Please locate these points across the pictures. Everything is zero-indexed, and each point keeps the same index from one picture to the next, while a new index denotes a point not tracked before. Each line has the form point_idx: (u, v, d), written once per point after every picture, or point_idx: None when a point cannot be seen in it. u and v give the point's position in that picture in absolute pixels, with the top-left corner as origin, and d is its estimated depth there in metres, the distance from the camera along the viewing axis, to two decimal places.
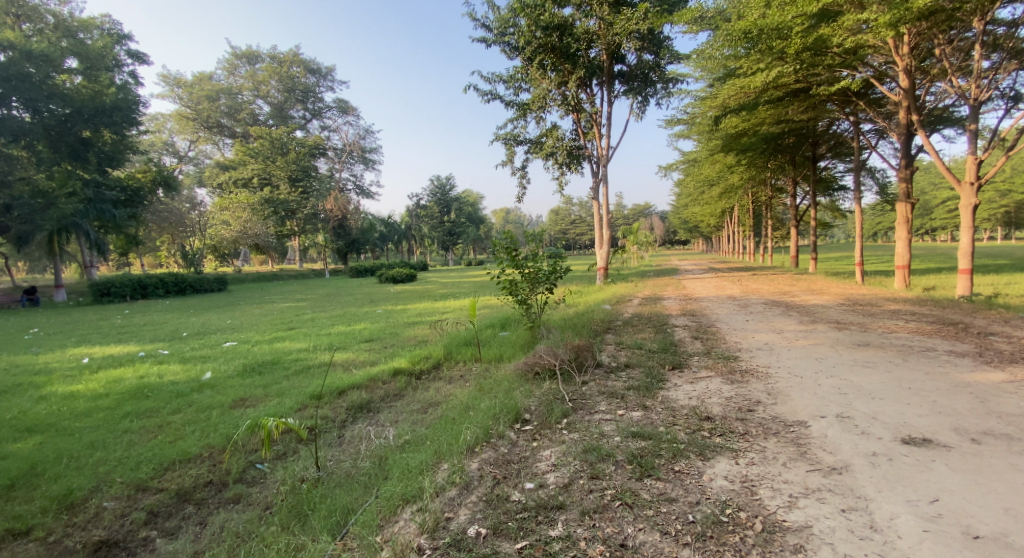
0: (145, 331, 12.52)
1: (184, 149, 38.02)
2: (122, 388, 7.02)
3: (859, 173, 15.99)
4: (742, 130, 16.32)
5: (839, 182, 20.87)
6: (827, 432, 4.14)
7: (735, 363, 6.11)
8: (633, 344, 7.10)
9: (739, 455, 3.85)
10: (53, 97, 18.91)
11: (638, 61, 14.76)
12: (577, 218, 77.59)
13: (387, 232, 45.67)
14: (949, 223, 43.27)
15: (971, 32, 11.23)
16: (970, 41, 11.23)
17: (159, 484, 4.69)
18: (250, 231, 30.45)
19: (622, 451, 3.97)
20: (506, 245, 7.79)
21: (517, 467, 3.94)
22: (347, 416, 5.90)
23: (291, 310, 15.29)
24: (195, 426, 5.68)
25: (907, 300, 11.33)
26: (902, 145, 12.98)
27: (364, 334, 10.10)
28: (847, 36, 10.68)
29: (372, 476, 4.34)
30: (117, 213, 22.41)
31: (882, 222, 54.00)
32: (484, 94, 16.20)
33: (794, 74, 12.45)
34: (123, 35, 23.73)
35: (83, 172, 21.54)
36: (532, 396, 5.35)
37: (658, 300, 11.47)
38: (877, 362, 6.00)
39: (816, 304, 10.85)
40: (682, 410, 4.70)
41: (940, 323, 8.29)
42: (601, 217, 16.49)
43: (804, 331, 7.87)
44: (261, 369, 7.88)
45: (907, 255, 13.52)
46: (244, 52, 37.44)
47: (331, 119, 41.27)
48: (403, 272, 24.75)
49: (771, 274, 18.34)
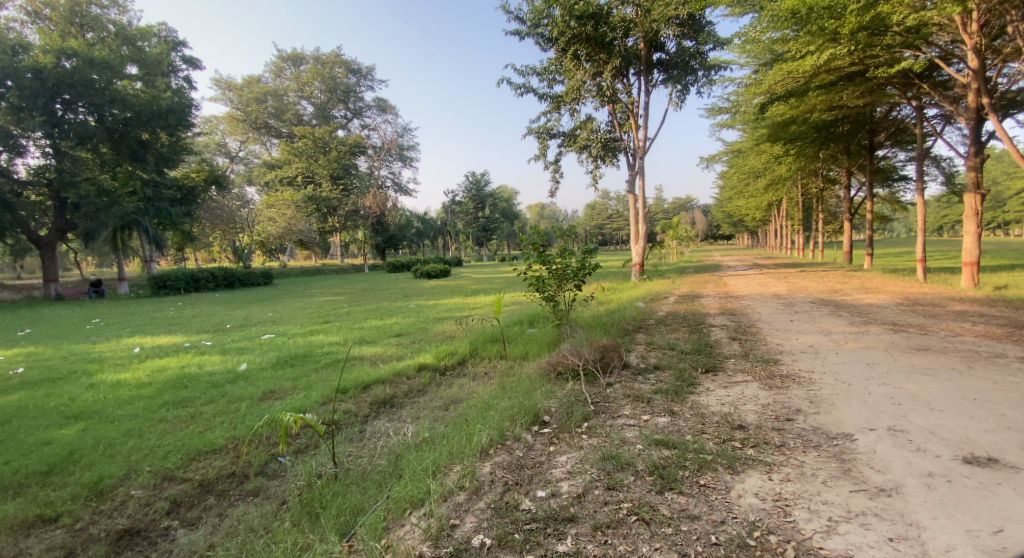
0: (193, 323, 12.97)
1: (235, 149, 39.53)
2: (163, 377, 7.19)
3: (922, 162, 14.91)
4: (790, 118, 15.48)
5: (899, 171, 19.59)
6: (876, 447, 3.76)
7: (776, 367, 5.70)
8: (665, 344, 6.76)
9: (774, 470, 3.51)
10: (115, 102, 19.62)
11: (678, 49, 14.24)
12: (614, 213, 76.38)
13: (424, 228, 46.17)
14: (1021, 215, 40.27)
15: None
16: None
17: (184, 475, 4.69)
18: (294, 228, 31.31)
19: (643, 461, 3.70)
20: (534, 241, 7.57)
21: (531, 473, 3.73)
22: (370, 410, 5.84)
23: (329, 304, 15.55)
24: (225, 417, 5.70)
25: (974, 300, 10.44)
26: (970, 131, 12.02)
27: (395, 329, 10.08)
28: (909, 14, 9.93)
29: (386, 474, 4.22)
30: (173, 211, 23.28)
31: (947, 216, 50.69)
32: (518, 88, 15.98)
33: (848, 57, 11.69)
34: (178, 41, 24.68)
35: (142, 172, 22.58)
36: (554, 397, 5.13)
37: (696, 298, 11.00)
38: (937, 370, 5.46)
39: (869, 304, 10.13)
40: (713, 417, 4.38)
41: (1011, 326, 7.56)
42: (637, 211, 16.05)
43: (855, 333, 7.33)
44: (294, 361, 7.94)
45: (975, 250, 12.51)
46: (289, 55, 38.55)
47: (371, 118, 41.87)
48: (437, 268, 24.92)
49: (821, 271, 17.39)
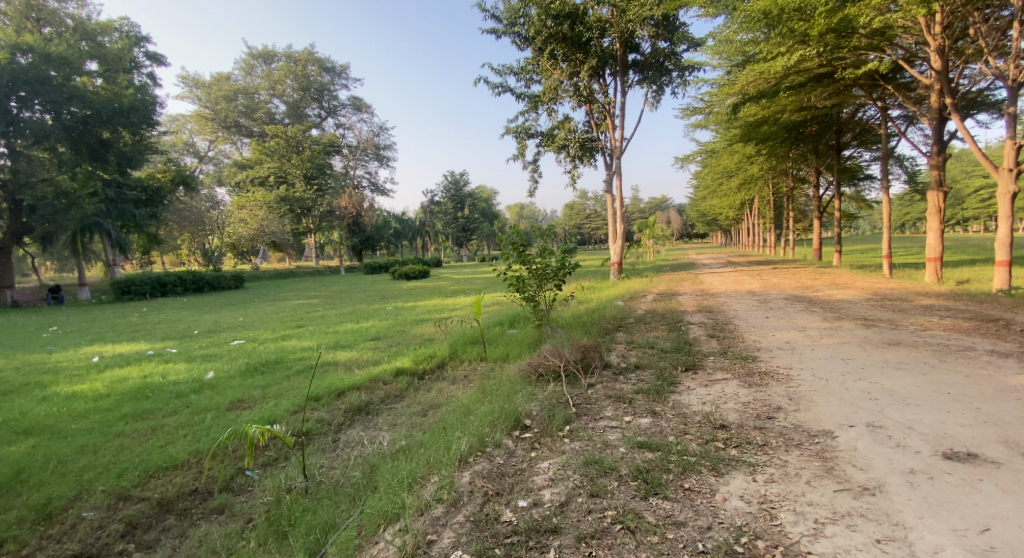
0: (158, 329, 12.51)
1: (204, 149, 38.50)
2: (123, 388, 6.86)
3: (887, 161, 15.26)
4: (762, 119, 15.73)
5: (865, 171, 20.06)
6: (857, 445, 3.74)
7: (754, 364, 5.69)
8: (645, 343, 6.72)
9: (758, 471, 3.46)
10: (73, 99, 18.89)
11: (653, 50, 14.28)
12: (592, 213, 76.67)
13: (401, 229, 45.73)
14: (979, 213, 41.77)
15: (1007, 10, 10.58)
16: (1006, 19, 10.57)
17: (141, 493, 4.43)
18: (267, 229, 30.61)
19: (627, 465, 3.61)
20: (513, 241, 7.47)
21: (512, 482, 3.62)
22: (344, 418, 5.65)
23: (302, 308, 15.18)
24: (189, 429, 5.44)
25: (940, 294, 10.69)
26: (933, 131, 12.31)
27: (371, 332, 9.85)
28: (874, 17, 10.14)
29: (360, 486, 4.06)
30: (138, 213, 22.39)
31: (910, 213, 52.32)
32: (495, 87, 15.86)
33: (817, 58, 11.88)
34: (141, 36, 23.86)
35: (103, 172, 21.65)
36: (534, 400, 5.02)
37: (673, 296, 11.04)
38: (910, 364, 5.52)
39: (841, 300, 10.30)
40: (695, 416, 4.33)
41: (977, 320, 7.74)
42: (615, 211, 16.07)
43: (828, 329, 7.41)
44: (264, 369, 7.66)
45: (939, 247, 12.84)
46: (260, 52, 37.77)
47: (346, 117, 41.21)
48: (416, 268, 24.66)
49: (793, 268, 17.68)
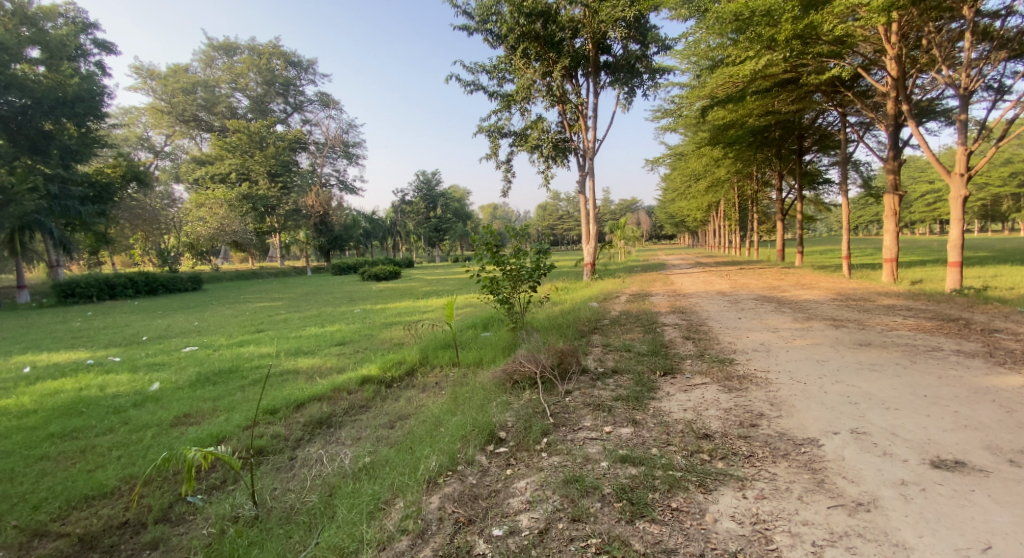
0: (101, 336, 11.72)
1: (160, 144, 36.86)
2: (54, 403, 6.36)
3: (845, 165, 15.51)
4: (729, 122, 15.79)
5: (824, 175, 20.49)
6: (844, 454, 3.60)
7: (732, 367, 5.55)
8: (622, 346, 6.53)
9: (746, 486, 3.30)
10: (11, 88, 18.10)
11: (624, 52, 14.21)
12: (564, 214, 77.03)
13: (371, 229, 44.85)
14: (925, 217, 43.68)
15: (956, 24, 10.86)
16: (956, 32, 10.84)
17: (61, 529, 4.09)
18: (227, 228, 29.35)
19: (610, 484, 3.39)
20: (487, 241, 7.20)
21: (486, 506, 3.36)
22: (303, 433, 5.30)
23: (263, 311, 14.52)
24: (125, 450, 5.08)
25: (900, 294, 10.90)
26: (890, 136, 12.52)
27: (336, 337, 9.40)
28: (838, 24, 10.24)
29: (317, 514, 3.83)
30: (84, 210, 21.04)
31: (864, 216, 54.34)
32: (467, 85, 15.53)
33: (783, 64, 11.94)
34: (88, 23, 22.55)
35: (44, 166, 20.20)
36: (509, 410, 4.76)
37: (646, 296, 10.94)
38: (884, 366, 5.46)
39: (808, 300, 10.37)
40: (677, 425, 4.14)
41: (939, 319, 7.82)
42: (588, 211, 15.92)
43: (800, 329, 7.36)
44: (216, 379, 7.18)
45: (894, 248, 13.12)
46: (221, 44, 36.52)
47: (312, 113, 40.12)
48: (386, 269, 24.05)
49: (758, 268, 17.91)
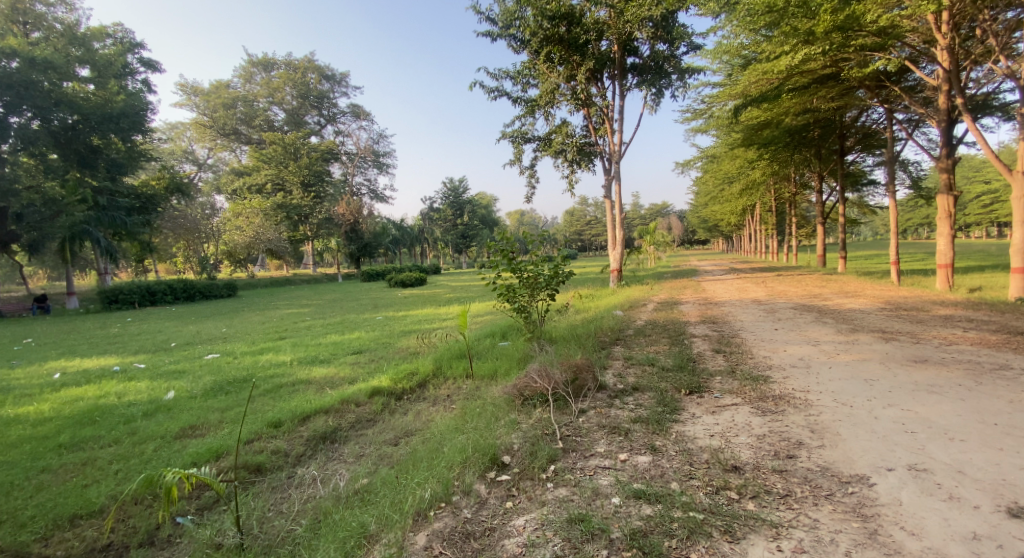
0: (133, 342, 11.85)
1: (203, 157, 38.05)
2: (70, 411, 6.29)
3: (892, 164, 14.50)
4: (765, 121, 15.05)
5: (868, 176, 19.37)
6: (901, 496, 3.07)
7: (767, 386, 4.99)
8: (645, 360, 6.03)
9: (781, 534, 2.86)
10: (61, 105, 18.55)
11: (652, 52, 13.68)
12: (593, 220, 76.14)
13: (401, 236, 45.13)
14: (981, 219, 41.18)
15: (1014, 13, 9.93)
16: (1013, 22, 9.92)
17: (42, 550, 3.89)
18: (263, 236, 29.83)
19: (620, 527, 2.99)
20: (502, 248, 6.82)
21: (477, 548, 3.01)
22: (305, 449, 5.01)
23: (290, 318, 14.50)
24: (123, 464, 4.89)
25: (958, 304, 9.97)
26: (942, 133, 11.56)
27: (354, 345, 9.20)
28: (881, 13, 9.50)
29: (302, 545, 3.53)
30: (130, 220, 21.80)
31: (911, 219, 51.77)
32: (491, 91, 15.22)
33: (821, 58, 11.21)
34: (134, 43, 23.39)
35: (92, 180, 21.09)
36: (516, 431, 4.34)
37: (675, 305, 10.34)
38: (944, 387, 4.81)
39: (853, 310, 9.58)
40: (702, 454, 3.66)
41: (1006, 333, 7.00)
42: (614, 217, 15.41)
43: (845, 342, 6.71)
44: (230, 388, 7.02)
45: (949, 252, 12.13)
46: (259, 60, 37.43)
47: (345, 124, 40.68)
48: (413, 276, 23.99)
49: (797, 274, 17.02)
